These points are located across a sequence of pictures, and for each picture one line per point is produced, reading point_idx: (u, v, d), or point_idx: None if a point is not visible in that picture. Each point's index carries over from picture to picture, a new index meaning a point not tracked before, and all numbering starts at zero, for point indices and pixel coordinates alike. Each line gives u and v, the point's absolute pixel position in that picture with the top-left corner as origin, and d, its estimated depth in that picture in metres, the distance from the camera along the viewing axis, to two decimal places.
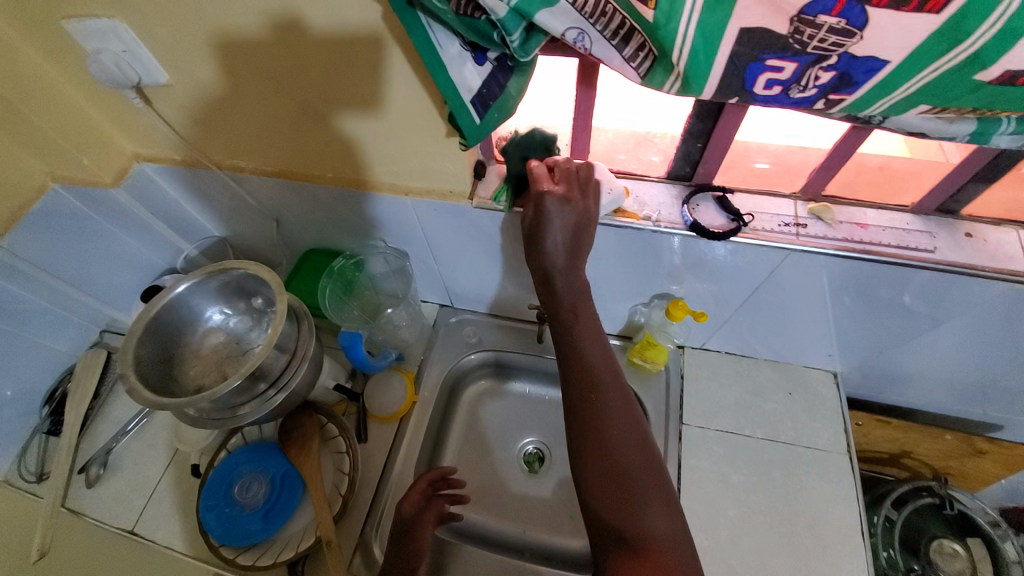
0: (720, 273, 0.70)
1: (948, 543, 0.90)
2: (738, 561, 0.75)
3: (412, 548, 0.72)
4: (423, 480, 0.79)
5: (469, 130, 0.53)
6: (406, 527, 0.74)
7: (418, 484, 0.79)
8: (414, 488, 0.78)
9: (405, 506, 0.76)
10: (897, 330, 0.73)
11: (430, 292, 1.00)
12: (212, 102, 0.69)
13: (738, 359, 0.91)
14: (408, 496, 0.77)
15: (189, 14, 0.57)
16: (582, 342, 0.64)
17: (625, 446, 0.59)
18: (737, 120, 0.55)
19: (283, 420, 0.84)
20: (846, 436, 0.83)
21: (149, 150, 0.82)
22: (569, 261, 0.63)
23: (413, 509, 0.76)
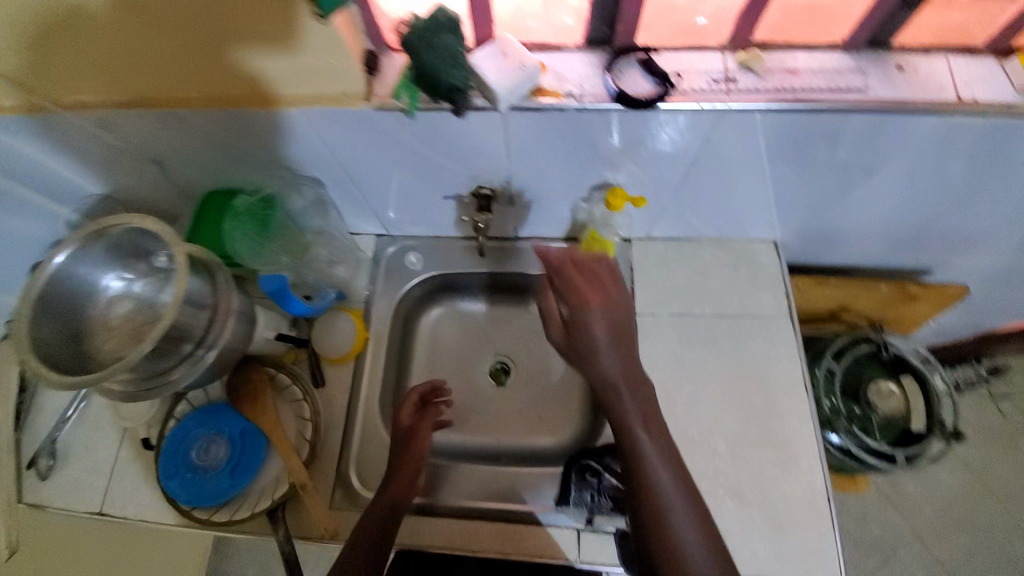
0: (655, 151, 0.66)
1: (884, 384, 1.00)
2: (695, 430, 0.80)
3: (413, 450, 0.75)
4: (416, 392, 0.82)
5: None
6: (406, 436, 0.77)
7: (412, 396, 0.81)
8: (407, 402, 0.81)
9: (401, 419, 0.79)
10: (834, 186, 0.72)
11: (361, 222, 0.92)
12: (22, 10, 0.55)
13: (685, 243, 0.91)
14: (403, 410, 0.80)
15: None
16: (643, 447, 0.68)
17: (672, 505, 0.64)
18: None
19: (228, 377, 0.80)
20: (788, 300, 0.86)
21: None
22: (613, 343, 0.76)
23: (409, 419, 0.79)
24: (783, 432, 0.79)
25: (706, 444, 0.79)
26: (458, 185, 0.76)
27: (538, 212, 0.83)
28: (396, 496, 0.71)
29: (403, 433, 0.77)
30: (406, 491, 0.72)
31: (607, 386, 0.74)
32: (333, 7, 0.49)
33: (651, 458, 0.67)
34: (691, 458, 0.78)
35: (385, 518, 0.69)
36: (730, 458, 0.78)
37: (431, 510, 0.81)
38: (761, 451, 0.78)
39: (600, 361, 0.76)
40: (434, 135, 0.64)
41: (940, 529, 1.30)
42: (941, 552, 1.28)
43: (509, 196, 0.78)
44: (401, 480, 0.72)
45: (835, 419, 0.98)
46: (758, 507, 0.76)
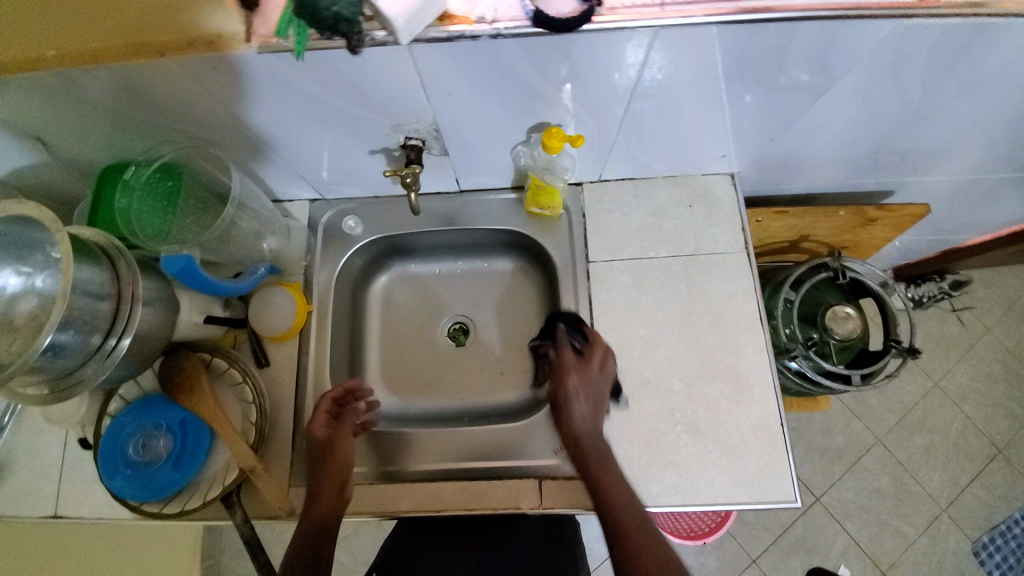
0: (589, 80, 0.59)
1: (841, 308, 0.97)
2: (651, 370, 0.78)
3: (335, 462, 0.72)
4: (326, 395, 0.77)
5: None
6: (325, 448, 0.73)
7: (322, 404, 0.76)
8: (318, 409, 0.75)
9: (314, 432, 0.74)
10: (786, 109, 0.68)
11: (289, 188, 0.84)
12: None
13: (639, 183, 0.86)
14: (315, 418, 0.75)
15: None
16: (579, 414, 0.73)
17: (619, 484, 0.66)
18: None
19: (160, 368, 0.75)
20: (744, 233, 0.82)
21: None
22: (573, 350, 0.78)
23: (324, 430, 0.74)
24: (737, 367, 0.78)
25: (662, 384, 0.77)
26: (382, 137, 0.69)
27: (477, 161, 0.77)
28: (324, 515, 0.68)
29: (320, 445, 0.73)
30: (334, 509, 0.70)
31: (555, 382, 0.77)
32: None
33: (573, 401, 0.73)
34: (648, 399, 0.77)
35: (314, 542, 0.66)
36: (685, 395, 0.77)
37: (391, 475, 0.80)
38: (716, 386, 0.77)
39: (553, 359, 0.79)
40: (335, 77, 0.55)
41: (899, 435, 1.38)
42: (898, 455, 1.37)
43: (440, 144, 0.71)
44: (326, 499, 0.69)
45: (792, 347, 0.96)
46: (713, 440, 0.75)
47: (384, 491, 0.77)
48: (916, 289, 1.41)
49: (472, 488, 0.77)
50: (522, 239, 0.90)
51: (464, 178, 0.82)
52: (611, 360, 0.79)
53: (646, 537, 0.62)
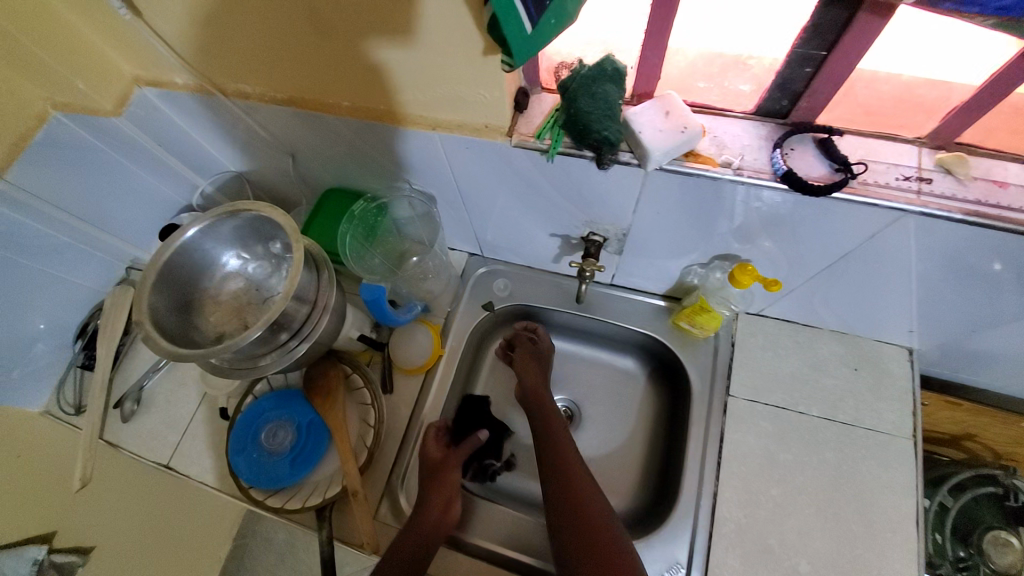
0: (804, 233, 0.58)
1: (1003, 535, 0.85)
2: (776, 541, 0.70)
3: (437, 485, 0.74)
4: (450, 485, 0.74)
5: (516, 44, 0.41)
6: (436, 469, 0.76)
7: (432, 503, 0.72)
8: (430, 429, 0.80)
9: (428, 451, 0.78)
10: (1005, 308, 0.62)
11: (458, 239, 0.91)
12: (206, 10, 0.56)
13: (797, 328, 0.82)
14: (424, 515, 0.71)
15: None
16: (545, 399, 0.82)
17: (590, 486, 0.72)
18: (849, 59, 0.44)
19: (307, 368, 0.81)
20: (915, 419, 0.75)
21: (130, 68, 0.70)
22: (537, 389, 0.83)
23: (439, 452, 0.78)
24: (879, 570, 0.68)
25: (787, 560, 0.69)
26: (569, 226, 0.73)
27: (643, 266, 0.78)
28: (425, 529, 0.70)
29: (431, 466, 0.76)
30: (436, 526, 0.71)
31: (537, 398, 0.82)
32: (521, 61, 0.43)
33: (531, 374, 0.84)
34: (766, 571, 0.69)
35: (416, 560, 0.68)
36: None
37: (467, 546, 0.77)
38: None
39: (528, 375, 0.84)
40: (564, 175, 0.60)
41: None
42: None
43: (619, 246, 0.74)
44: (428, 517, 0.71)
45: (937, 562, 0.85)
46: None
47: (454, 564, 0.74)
48: None
49: None
50: (658, 347, 0.88)
51: (621, 276, 0.84)
52: (730, 511, 0.72)
53: (588, 493, 0.71)
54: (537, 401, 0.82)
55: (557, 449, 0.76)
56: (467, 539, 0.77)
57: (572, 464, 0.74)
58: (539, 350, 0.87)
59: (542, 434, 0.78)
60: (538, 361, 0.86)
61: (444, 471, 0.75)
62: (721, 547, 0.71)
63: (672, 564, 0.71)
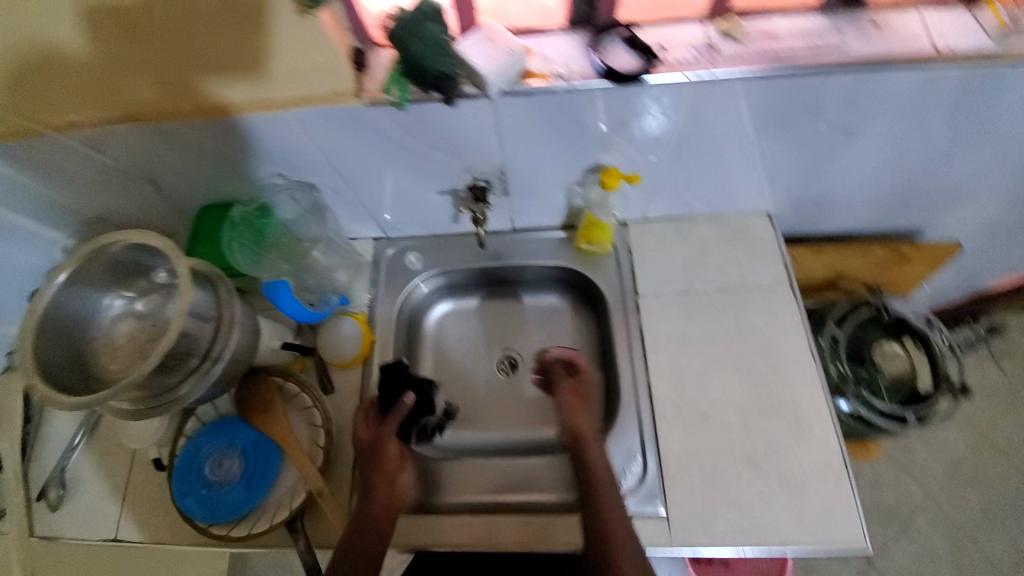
0: (648, 124, 0.66)
1: (888, 347, 1.01)
2: (707, 404, 0.79)
3: (376, 462, 0.73)
4: (390, 460, 0.73)
5: None
6: (370, 449, 0.74)
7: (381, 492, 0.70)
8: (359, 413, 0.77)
9: (359, 435, 0.75)
10: (818, 150, 0.74)
11: (358, 227, 0.91)
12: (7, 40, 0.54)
13: (679, 223, 0.92)
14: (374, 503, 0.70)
15: None
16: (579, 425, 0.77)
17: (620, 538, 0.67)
18: None
19: (237, 390, 0.78)
20: (787, 269, 0.87)
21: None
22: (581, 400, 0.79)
23: (369, 432, 0.75)
24: (793, 401, 0.79)
25: (720, 418, 0.78)
26: (452, 179, 0.76)
27: (532, 202, 0.84)
28: (375, 510, 0.69)
29: (366, 447, 0.74)
30: (388, 504, 0.71)
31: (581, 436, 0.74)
32: None
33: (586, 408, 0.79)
34: (705, 432, 0.77)
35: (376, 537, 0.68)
36: (743, 429, 0.77)
37: (435, 508, 0.80)
38: (774, 420, 0.77)
39: (577, 415, 0.77)
40: (422, 123, 0.63)
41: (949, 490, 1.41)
42: (948, 514, 1.39)
43: (504, 187, 0.78)
44: (380, 494, 0.70)
45: (844, 386, 0.99)
46: (777, 478, 0.74)
47: (440, 525, 0.76)
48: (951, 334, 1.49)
49: (531, 524, 0.75)
50: (571, 276, 0.95)
51: (518, 218, 0.90)
52: (663, 392, 0.80)
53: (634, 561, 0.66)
54: (582, 444, 0.75)
55: (596, 491, 0.70)
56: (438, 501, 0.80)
57: (614, 526, 0.68)
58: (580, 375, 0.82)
59: (580, 467, 0.73)
60: (580, 395, 0.80)
61: (378, 448, 0.73)
62: (664, 425, 0.78)
63: (629, 454, 0.78)
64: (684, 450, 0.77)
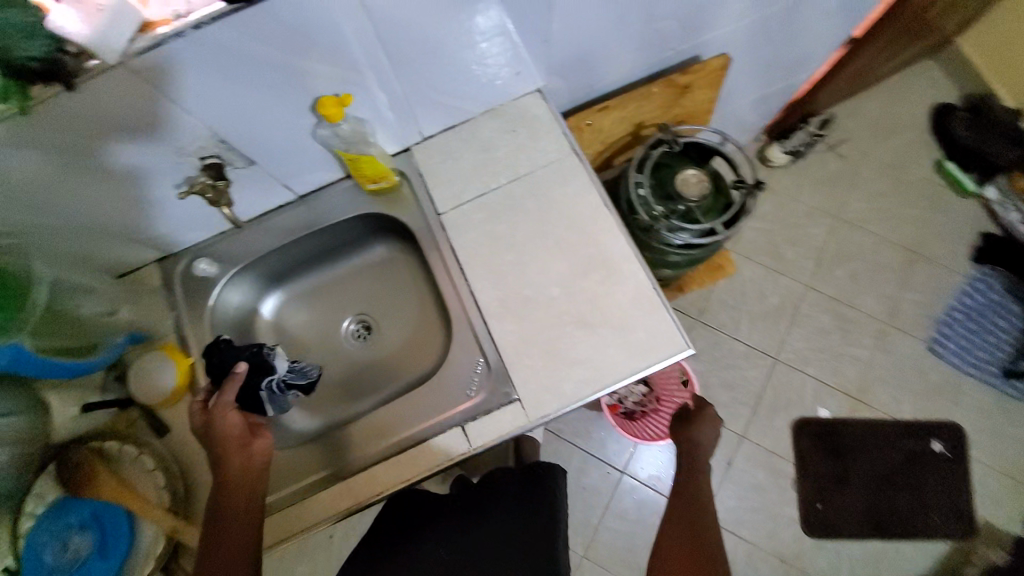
0: (326, 35, 0.60)
1: (688, 173, 1.02)
2: (529, 289, 0.82)
3: (215, 442, 0.69)
4: (226, 431, 0.70)
5: None
6: (206, 432, 0.71)
7: (230, 486, 0.68)
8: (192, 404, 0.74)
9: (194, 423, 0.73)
10: (530, 5, 0.71)
11: (127, 254, 0.81)
12: None
13: (459, 129, 0.90)
14: (231, 502, 0.67)
15: None
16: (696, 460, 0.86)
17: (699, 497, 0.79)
18: None
19: (54, 469, 0.72)
20: (568, 137, 0.88)
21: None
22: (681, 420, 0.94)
23: (201, 419, 0.72)
24: (603, 254, 0.82)
25: (543, 296, 0.81)
26: (177, 167, 0.69)
27: (289, 162, 0.78)
28: (229, 489, 0.67)
29: (203, 432, 0.72)
30: (243, 474, 0.69)
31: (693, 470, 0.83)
32: None
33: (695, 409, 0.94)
34: (533, 315, 0.80)
35: (241, 517, 0.66)
36: (566, 297, 0.81)
37: (345, 473, 0.77)
38: (590, 278, 0.81)
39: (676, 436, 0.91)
40: (74, 122, 0.57)
41: (820, 274, 1.58)
42: (826, 292, 1.57)
43: (242, 157, 0.73)
44: (231, 468, 0.68)
45: (657, 224, 1.02)
46: (605, 326, 0.79)
47: (332, 492, 0.75)
48: (789, 143, 1.61)
49: (402, 459, 0.76)
50: (378, 220, 0.91)
51: (293, 181, 0.84)
52: (488, 294, 0.82)
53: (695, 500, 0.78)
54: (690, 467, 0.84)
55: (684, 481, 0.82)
56: (344, 467, 0.78)
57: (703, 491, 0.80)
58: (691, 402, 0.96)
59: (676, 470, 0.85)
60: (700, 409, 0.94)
61: (215, 424, 0.70)
62: (496, 323, 0.81)
63: (473, 363, 0.80)
64: (520, 338, 0.80)
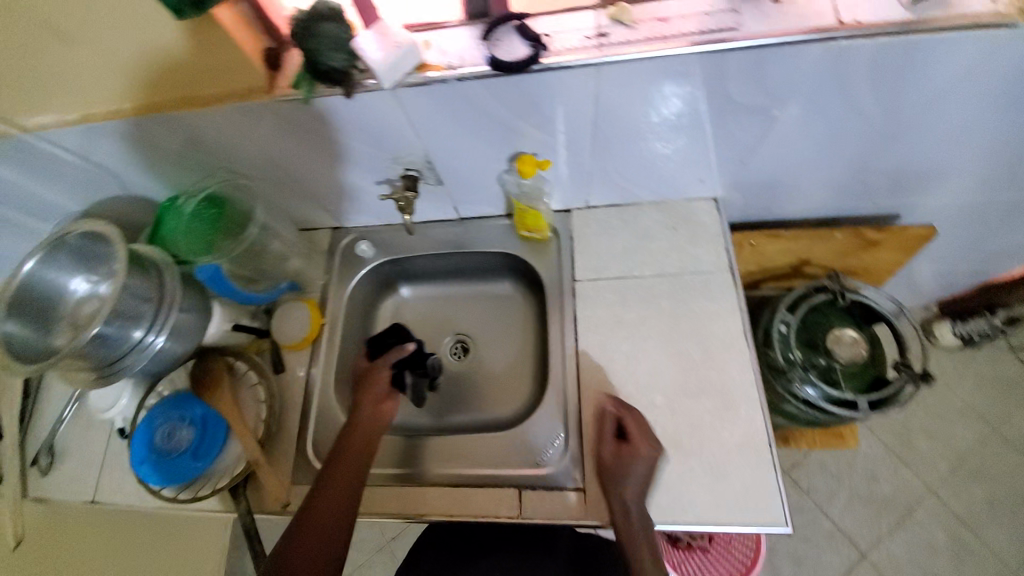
0: (552, 110, 0.66)
1: (844, 332, 0.96)
2: (634, 386, 0.79)
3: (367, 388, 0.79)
4: (378, 382, 0.79)
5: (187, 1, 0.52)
6: (363, 376, 0.81)
7: (360, 430, 0.75)
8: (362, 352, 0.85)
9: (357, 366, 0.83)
10: (745, 129, 0.71)
11: (313, 216, 0.96)
12: None
13: (622, 209, 0.92)
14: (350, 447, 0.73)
15: None
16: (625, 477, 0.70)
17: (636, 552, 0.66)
18: None
19: (192, 366, 0.85)
20: (728, 254, 0.86)
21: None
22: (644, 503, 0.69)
23: (363, 365, 0.82)
24: (722, 383, 0.78)
25: (645, 399, 0.78)
26: (385, 169, 0.80)
27: (469, 191, 0.86)
28: (359, 432, 0.74)
29: (360, 375, 0.81)
30: (371, 426, 0.75)
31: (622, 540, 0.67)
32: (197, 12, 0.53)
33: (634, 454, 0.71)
34: None
35: (357, 462, 0.72)
36: (668, 411, 0.77)
37: (418, 480, 0.81)
38: (699, 402, 0.77)
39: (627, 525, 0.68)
40: (339, 116, 0.67)
41: (953, 484, 1.33)
42: (954, 508, 1.31)
43: (435, 175, 0.82)
44: (365, 417, 0.76)
45: (792, 371, 0.96)
46: (698, 458, 0.74)
47: (397, 494, 0.79)
48: (965, 325, 1.36)
49: (453, 493, 0.78)
50: (516, 262, 0.96)
51: (463, 207, 0.92)
52: (592, 374, 0.81)
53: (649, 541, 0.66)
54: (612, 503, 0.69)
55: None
56: (416, 475, 0.81)
57: None
58: (642, 425, 0.74)
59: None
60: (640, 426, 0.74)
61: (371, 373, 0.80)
62: (589, 405, 0.79)
63: (553, 433, 0.80)
64: (605, 430, 0.77)
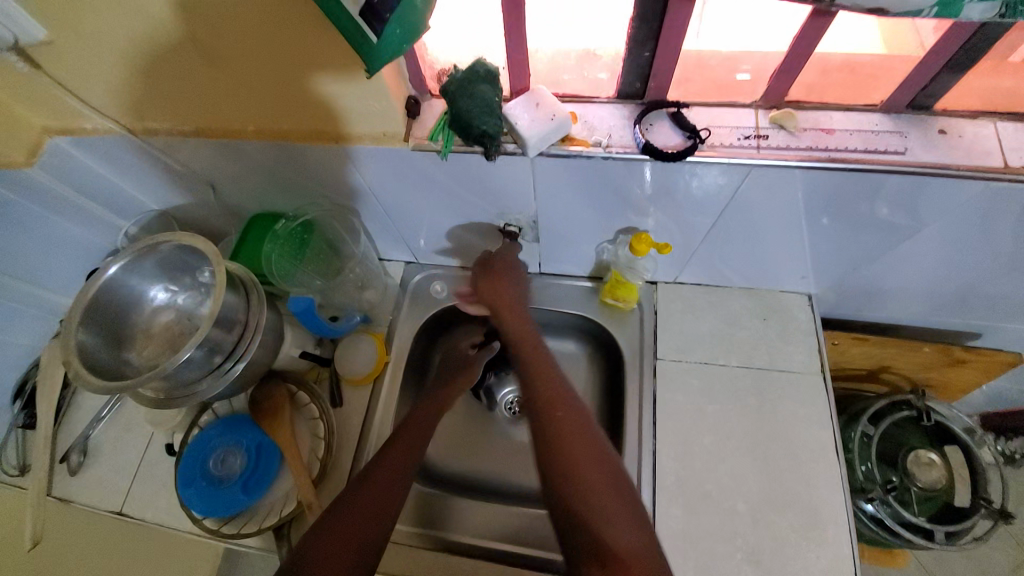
0: (681, 198, 0.65)
1: (924, 454, 0.92)
2: (713, 486, 0.75)
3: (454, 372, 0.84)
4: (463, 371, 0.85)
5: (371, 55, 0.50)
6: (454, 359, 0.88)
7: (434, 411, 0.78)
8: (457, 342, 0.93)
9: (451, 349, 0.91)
10: (871, 242, 0.69)
11: (392, 249, 0.94)
12: (113, 64, 0.61)
13: (711, 290, 0.89)
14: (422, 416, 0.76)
15: (92, 15, 0.55)
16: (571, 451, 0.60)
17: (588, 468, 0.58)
18: (677, 41, 0.51)
19: (251, 391, 0.82)
20: (822, 356, 0.82)
21: (38, 119, 0.71)
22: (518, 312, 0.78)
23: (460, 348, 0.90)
24: (809, 497, 0.73)
25: (724, 502, 0.74)
26: (487, 221, 0.78)
27: (561, 251, 0.84)
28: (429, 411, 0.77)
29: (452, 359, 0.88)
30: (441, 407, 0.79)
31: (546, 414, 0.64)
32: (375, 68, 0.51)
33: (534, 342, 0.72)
34: (706, 515, 0.73)
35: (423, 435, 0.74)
36: (750, 519, 0.73)
37: (450, 543, 0.78)
38: (784, 514, 0.73)
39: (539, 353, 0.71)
40: (465, 171, 0.66)
41: None
42: None
43: (536, 234, 0.80)
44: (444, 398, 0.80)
45: (869, 488, 0.89)
46: None
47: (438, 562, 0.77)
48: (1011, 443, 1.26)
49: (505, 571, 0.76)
50: (590, 326, 0.93)
51: (547, 264, 0.90)
52: (669, 465, 0.77)
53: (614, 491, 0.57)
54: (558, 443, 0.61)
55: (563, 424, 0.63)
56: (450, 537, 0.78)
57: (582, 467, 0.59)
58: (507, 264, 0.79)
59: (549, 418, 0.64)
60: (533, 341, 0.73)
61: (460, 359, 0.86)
62: (664, 499, 0.75)
63: None
64: (680, 530, 0.73)
